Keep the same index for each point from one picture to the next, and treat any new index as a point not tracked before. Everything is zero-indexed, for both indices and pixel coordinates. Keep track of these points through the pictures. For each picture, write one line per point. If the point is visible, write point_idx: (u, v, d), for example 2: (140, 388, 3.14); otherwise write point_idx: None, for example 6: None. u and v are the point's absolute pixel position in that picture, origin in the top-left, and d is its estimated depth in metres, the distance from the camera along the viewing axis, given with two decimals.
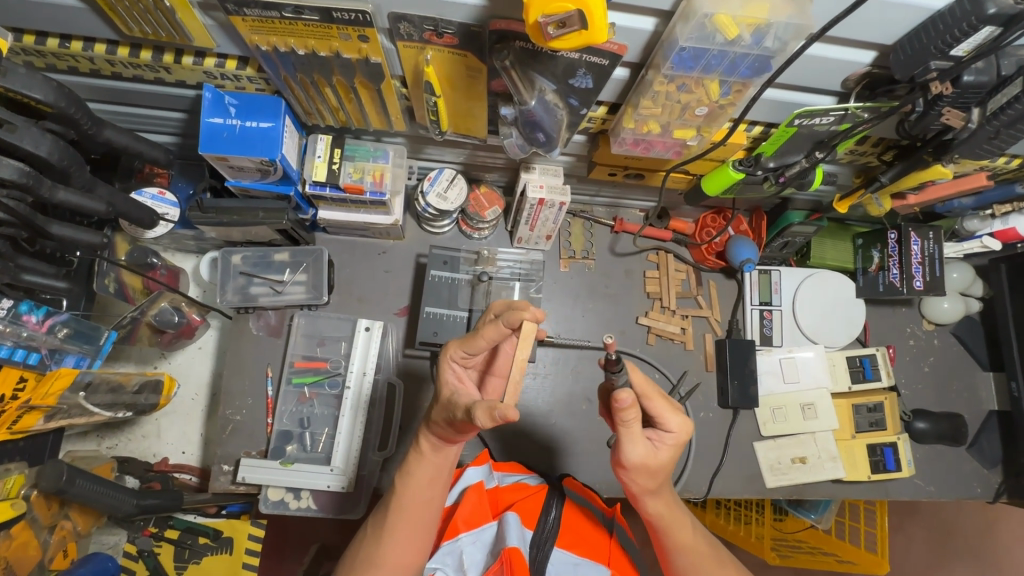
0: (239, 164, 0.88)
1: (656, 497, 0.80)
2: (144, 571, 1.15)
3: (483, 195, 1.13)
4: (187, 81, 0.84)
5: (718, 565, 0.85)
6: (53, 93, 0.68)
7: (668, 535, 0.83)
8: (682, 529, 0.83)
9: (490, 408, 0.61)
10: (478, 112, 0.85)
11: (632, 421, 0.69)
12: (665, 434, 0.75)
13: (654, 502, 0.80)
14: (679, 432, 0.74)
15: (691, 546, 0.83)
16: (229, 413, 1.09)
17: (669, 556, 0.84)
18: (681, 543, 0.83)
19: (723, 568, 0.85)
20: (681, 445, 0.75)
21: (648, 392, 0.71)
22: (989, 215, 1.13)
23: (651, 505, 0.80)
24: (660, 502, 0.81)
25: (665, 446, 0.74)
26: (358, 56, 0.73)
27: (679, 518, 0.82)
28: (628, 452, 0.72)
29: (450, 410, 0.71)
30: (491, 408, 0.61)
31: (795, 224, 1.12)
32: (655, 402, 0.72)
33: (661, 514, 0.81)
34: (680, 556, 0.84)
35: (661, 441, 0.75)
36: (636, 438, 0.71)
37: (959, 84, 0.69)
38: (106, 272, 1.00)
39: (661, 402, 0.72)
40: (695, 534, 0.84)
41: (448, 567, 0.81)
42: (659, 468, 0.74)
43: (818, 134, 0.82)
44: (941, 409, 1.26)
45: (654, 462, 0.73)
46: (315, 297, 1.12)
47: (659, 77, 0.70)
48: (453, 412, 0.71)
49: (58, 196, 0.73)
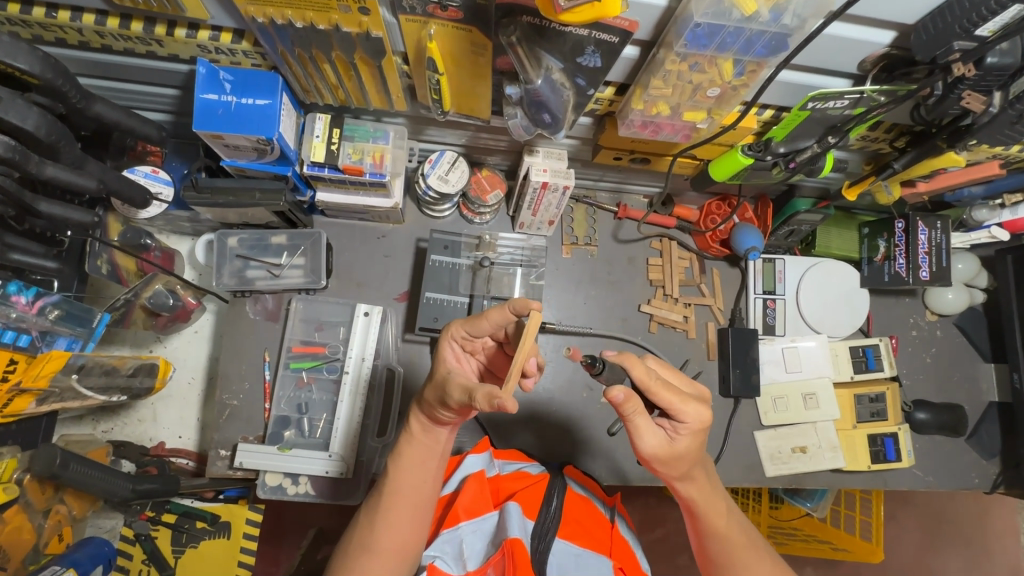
0: (235, 143, 0.85)
1: (695, 481, 0.79)
2: (140, 555, 1.14)
3: (485, 178, 1.11)
4: (180, 55, 0.81)
5: (755, 556, 0.80)
6: (40, 64, 0.65)
7: (703, 520, 0.81)
8: (718, 515, 0.80)
9: (489, 395, 0.61)
10: (482, 91, 0.82)
11: (636, 415, 0.69)
12: (679, 423, 0.72)
13: (691, 485, 0.79)
14: (695, 421, 0.72)
15: (725, 534, 0.80)
16: (226, 398, 1.07)
17: (703, 542, 0.82)
18: (716, 530, 0.80)
19: (762, 559, 0.80)
20: (699, 432, 0.73)
21: (650, 385, 0.68)
22: (998, 204, 1.11)
23: (687, 489, 0.79)
24: (694, 487, 0.79)
25: (682, 435, 0.72)
26: (358, 30, 0.70)
27: (715, 504, 0.80)
28: (640, 443, 0.71)
29: (443, 388, 0.71)
30: (488, 394, 0.61)
31: (802, 211, 1.10)
32: (660, 394, 0.69)
33: (697, 496, 0.80)
34: (713, 542, 0.81)
35: (677, 429, 0.73)
36: (644, 429, 0.70)
37: (982, 66, 0.66)
38: (98, 253, 0.98)
39: (666, 393, 0.69)
40: (731, 522, 0.81)
41: (448, 556, 0.79)
42: (679, 456, 0.73)
43: (831, 119, 0.80)
44: (941, 400, 1.26)
45: (670, 452, 0.72)
46: (314, 281, 1.09)
47: (670, 56, 0.68)
48: (446, 390, 0.70)
49: (46, 172, 0.71)
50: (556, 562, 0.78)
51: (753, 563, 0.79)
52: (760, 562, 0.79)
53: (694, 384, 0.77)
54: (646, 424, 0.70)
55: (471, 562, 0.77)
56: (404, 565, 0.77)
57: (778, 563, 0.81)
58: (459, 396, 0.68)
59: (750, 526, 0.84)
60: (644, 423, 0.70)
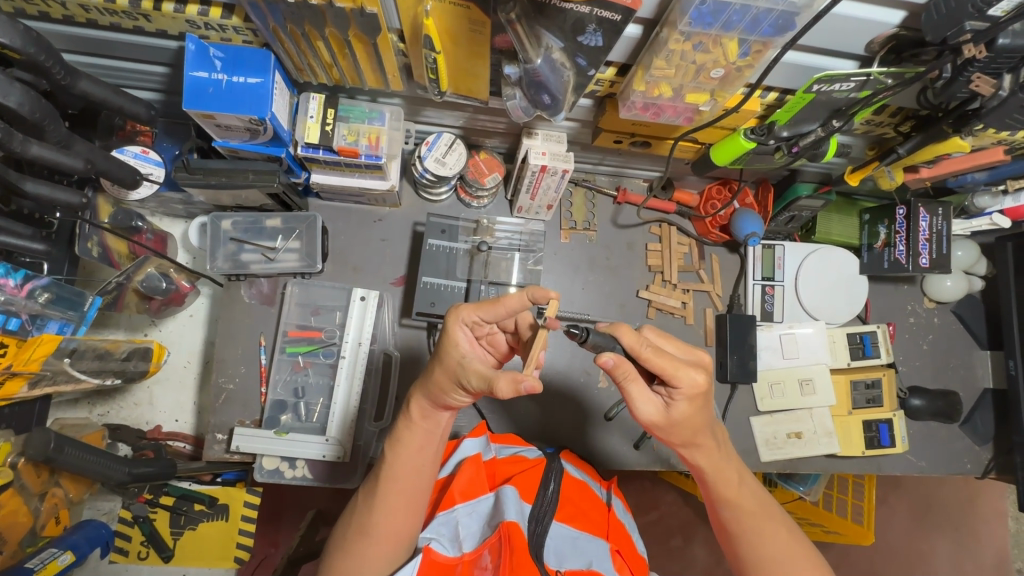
0: (227, 123, 0.83)
1: (703, 449, 0.78)
2: (139, 536, 1.15)
3: (483, 161, 1.09)
4: (169, 31, 0.79)
5: (769, 523, 0.80)
6: (21, 38, 0.63)
7: (714, 487, 0.81)
8: (728, 482, 0.80)
9: (515, 379, 0.63)
10: (480, 71, 0.80)
11: (627, 380, 0.69)
12: (675, 390, 0.70)
13: (700, 452, 0.79)
14: (689, 386, 0.69)
15: (736, 502, 0.81)
16: (222, 381, 1.07)
17: (716, 509, 0.83)
18: (727, 497, 0.81)
19: (775, 525, 0.80)
20: (696, 397, 0.70)
21: (640, 351, 0.68)
22: (1000, 191, 1.10)
23: (696, 455, 0.79)
24: (703, 453, 0.79)
25: (678, 400, 0.71)
26: (352, 6, 0.68)
27: (726, 471, 0.80)
28: (637, 410, 0.72)
29: (461, 374, 0.69)
30: (516, 379, 0.63)
31: (803, 197, 1.08)
32: (651, 361, 0.68)
33: (706, 463, 0.80)
34: (725, 510, 0.81)
35: (672, 395, 0.71)
36: (638, 397, 0.70)
37: (993, 48, 0.65)
38: (89, 235, 0.96)
39: (657, 360, 0.68)
40: (743, 490, 0.81)
41: (444, 538, 0.78)
42: (680, 422, 0.72)
43: (836, 102, 0.78)
44: (937, 386, 1.26)
45: (669, 419, 0.72)
46: (310, 265, 1.07)
47: (674, 35, 0.66)
48: (465, 376, 0.69)
49: (31, 151, 0.69)
50: (553, 545, 0.78)
51: (767, 529, 0.80)
52: (774, 529, 0.80)
53: (692, 350, 0.75)
54: (639, 392, 0.70)
55: (467, 543, 0.78)
56: (401, 545, 0.78)
57: (792, 530, 0.81)
58: (481, 382, 0.68)
59: (763, 492, 0.84)
60: (637, 390, 0.70)
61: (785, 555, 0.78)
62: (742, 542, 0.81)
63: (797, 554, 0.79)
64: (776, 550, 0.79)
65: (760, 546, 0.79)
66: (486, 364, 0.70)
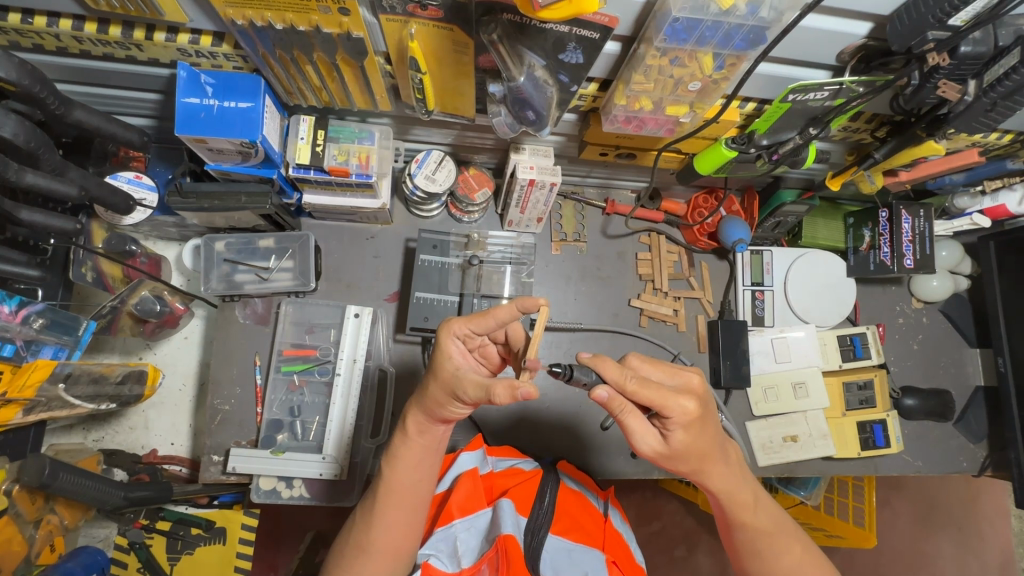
0: (218, 147, 0.85)
1: (717, 474, 0.77)
2: (136, 563, 1.14)
3: (472, 177, 1.12)
4: (161, 60, 0.81)
5: (783, 541, 0.81)
6: (17, 71, 0.64)
7: (729, 512, 0.80)
8: (744, 506, 0.79)
9: (512, 386, 0.63)
10: (466, 90, 0.82)
11: (625, 413, 0.70)
12: (669, 420, 0.71)
13: (713, 478, 0.77)
14: (681, 414, 0.70)
15: (751, 524, 0.80)
16: (217, 403, 1.07)
17: (729, 531, 0.82)
18: (742, 520, 0.80)
19: (790, 542, 0.81)
20: (691, 424, 0.71)
21: (626, 385, 0.68)
22: (979, 191, 1.13)
23: (710, 481, 0.78)
24: (715, 478, 0.77)
25: (675, 430, 0.71)
26: (338, 30, 0.70)
27: (741, 495, 0.79)
28: (638, 445, 0.72)
29: (456, 385, 0.70)
30: (512, 385, 0.63)
31: (787, 203, 1.11)
32: (639, 394, 0.68)
33: (720, 488, 0.78)
34: (738, 531, 0.81)
35: (667, 426, 0.72)
36: (637, 430, 0.71)
37: (956, 55, 0.69)
38: (83, 260, 0.97)
39: (645, 393, 0.68)
40: (758, 513, 0.80)
41: (443, 554, 0.78)
42: (682, 450, 0.73)
43: (813, 110, 0.80)
44: (929, 385, 1.27)
45: (669, 449, 0.73)
46: (303, 283, 1.09)
47: (651, 51, 0.68)
48: (460, 387, 0.69)
49: (25, 180, 0.70)
50: (549, 559, 0.78)
51: (782, 547, 0.80)
52: (789, 547, 0.80)
53: (678, 373, 0.74)
54: (638, 425, 0.71)
55: (466, 559, 0.77)
56: (401, 560, 0.78)
57: (805, 544, 0.82)
58: (477, 392, 0.68)
59: (777, 508, 0.84)
60: (636, 422, 0.71)
61: (797, 570, 0.80)
62: (755, 559, 0.81)
63: (808, 568, 0.81)
64: (789, 565, 0.80)
65: (775, 564, 0.80)
66: (480, 374, 0.71)
